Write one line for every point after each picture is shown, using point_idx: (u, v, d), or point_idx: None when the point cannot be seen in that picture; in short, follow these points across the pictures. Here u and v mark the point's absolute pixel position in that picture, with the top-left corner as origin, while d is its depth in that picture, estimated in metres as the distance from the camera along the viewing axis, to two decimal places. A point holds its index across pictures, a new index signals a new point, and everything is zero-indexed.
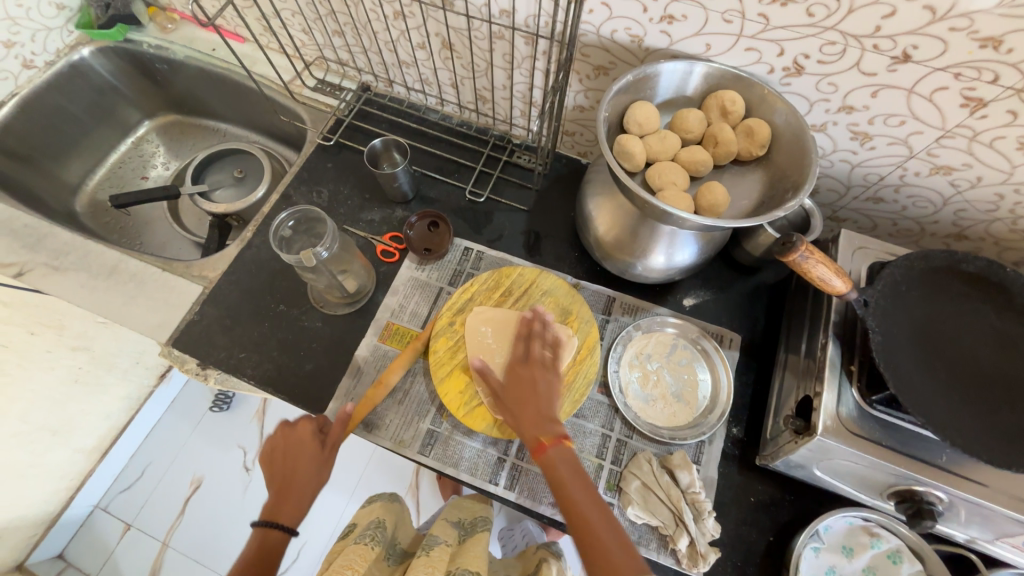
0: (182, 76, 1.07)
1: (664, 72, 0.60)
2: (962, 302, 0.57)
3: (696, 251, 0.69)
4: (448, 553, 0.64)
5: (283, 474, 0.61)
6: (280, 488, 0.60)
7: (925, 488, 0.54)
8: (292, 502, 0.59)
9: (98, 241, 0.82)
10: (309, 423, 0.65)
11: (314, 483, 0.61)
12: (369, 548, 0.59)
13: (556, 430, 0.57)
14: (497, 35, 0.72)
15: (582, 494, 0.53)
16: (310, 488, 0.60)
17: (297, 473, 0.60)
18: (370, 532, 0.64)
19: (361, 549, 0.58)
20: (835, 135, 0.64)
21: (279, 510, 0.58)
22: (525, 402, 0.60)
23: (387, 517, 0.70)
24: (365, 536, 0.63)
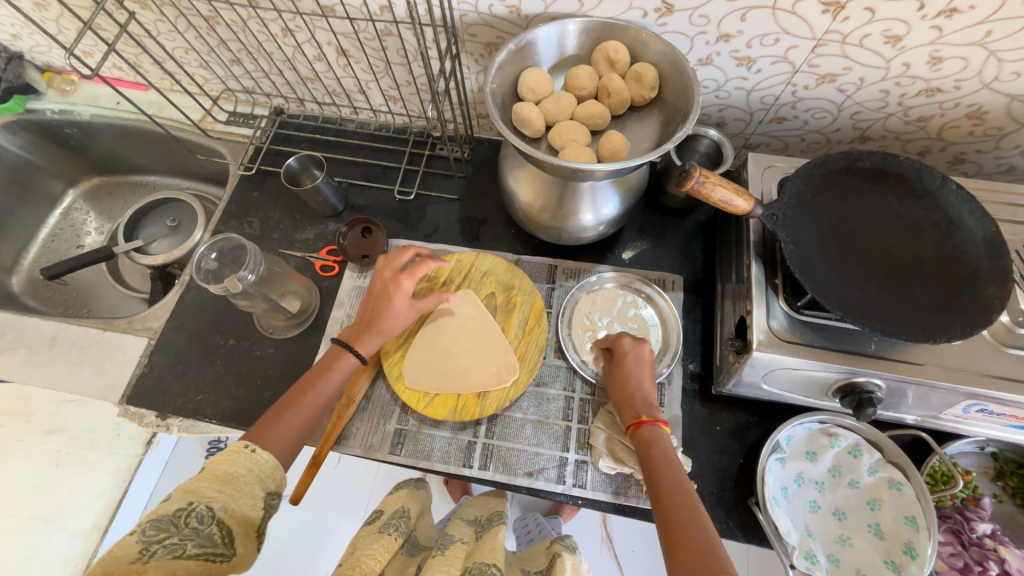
0: (94, 137, 1.06)
1: (545, 35, 0.61)
2: (866, 197, 0.59)
3: (618, 202, 0.71)
4: (465, 551, 0.66)
5: (370, 311, 0.65)
6: (368, 322, 0.64)
7: (864, 378, 0.56)
8: (373, 336, 0.64)
9: (34, 316, 0.81)
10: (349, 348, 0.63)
11: (391, 331, 0.65)
12: (393, 537, 0.63)
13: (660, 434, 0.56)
14: (385, 32, 0.72)
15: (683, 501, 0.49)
16: (386, 334, 0.65)
17: (387, 321, 0.64)
18: (394, 521, 0.67)
19: (384, 539, 0.62)
20: (722, 66, 0.66)
21: (365, 337, 0.64)
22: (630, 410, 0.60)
23: (412, 504, 0.73)
24: (390, 526, 0.65)
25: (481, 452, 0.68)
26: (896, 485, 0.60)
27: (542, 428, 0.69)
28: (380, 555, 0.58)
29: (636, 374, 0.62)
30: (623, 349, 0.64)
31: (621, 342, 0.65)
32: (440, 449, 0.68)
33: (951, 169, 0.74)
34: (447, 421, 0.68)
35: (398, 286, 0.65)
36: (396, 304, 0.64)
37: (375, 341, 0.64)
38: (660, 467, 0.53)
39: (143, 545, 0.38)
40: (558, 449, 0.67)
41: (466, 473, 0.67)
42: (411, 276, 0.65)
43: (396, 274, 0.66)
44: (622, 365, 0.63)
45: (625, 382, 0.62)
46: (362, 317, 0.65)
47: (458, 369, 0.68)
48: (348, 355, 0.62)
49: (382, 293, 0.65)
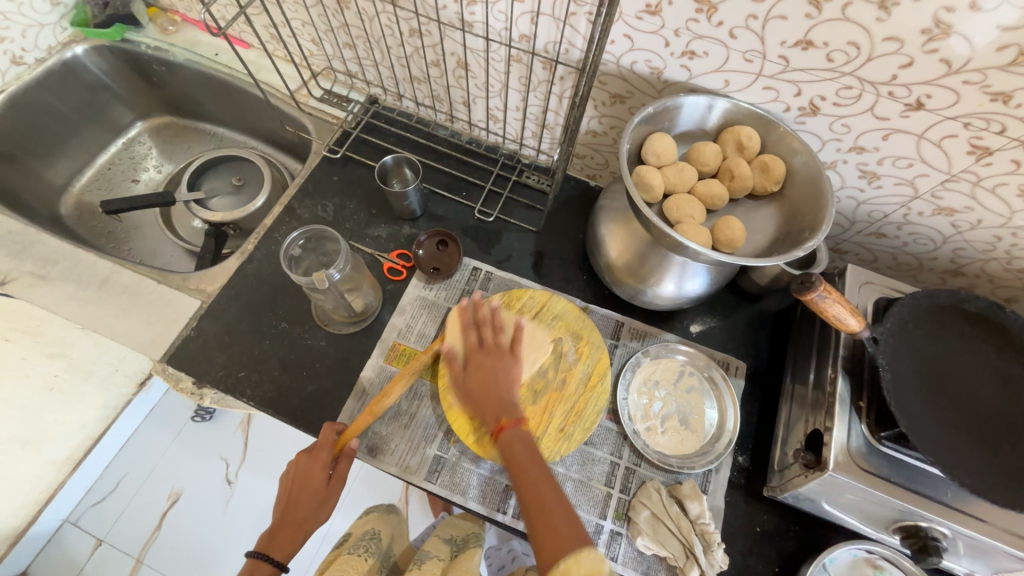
0: (180, 78, 1.04)
1: (684, 105, 0.61)
2: (964, 339, 0.59)
3: (707, 280, 0.70)
4: (439, 566, 0.62)
5: (294, 499, 0.60)
6: (285, 520, 0.59)
7: (929, 524, 0.55)
8: (290, 533, 0.59)
9: (89, 250, 0.79)
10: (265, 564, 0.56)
11: (310, 523, 0.60)
12: (362, 558, 0.58)
13: (515, 413, 0.63)
14: (515, 58, 0.72)
15: (535, 470, 0.58)
16: (307, 526, 0.60)
17: (301, 511, 0.59)
18: (363, 543, 0.62)
19: (354, 561, 0.57)
20: (844, 173, 0.66)
21: (279, 537, 0.58)
22: (486, 387, 0.65)
23: (382, 526, 0.68)
24: (359, 547, 0.61)
25: (517, 499, 0.66)
26: None
27: (583, 489, 0.67)
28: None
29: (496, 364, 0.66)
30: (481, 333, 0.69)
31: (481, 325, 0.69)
32: (476, 487, 0.66)
33: None
34: (491, 460, 0.66)
35: (314, 455, 0.62)
36: (316, 478, 0.61)
37: (292, 534, 0.59)
38: (522, 463, 0.59)
39: None
40: (595, 515, 0.66)
41: (499, 518, 0.65)
42: (326, 446, 0.63)
43: (300, 457, 0.62)
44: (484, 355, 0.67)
45: (487, 378, 0.65)
46: (284, 510, 0.60)
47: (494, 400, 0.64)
48: (264, 563, 0.56)
49: (301, 481, 0.61)
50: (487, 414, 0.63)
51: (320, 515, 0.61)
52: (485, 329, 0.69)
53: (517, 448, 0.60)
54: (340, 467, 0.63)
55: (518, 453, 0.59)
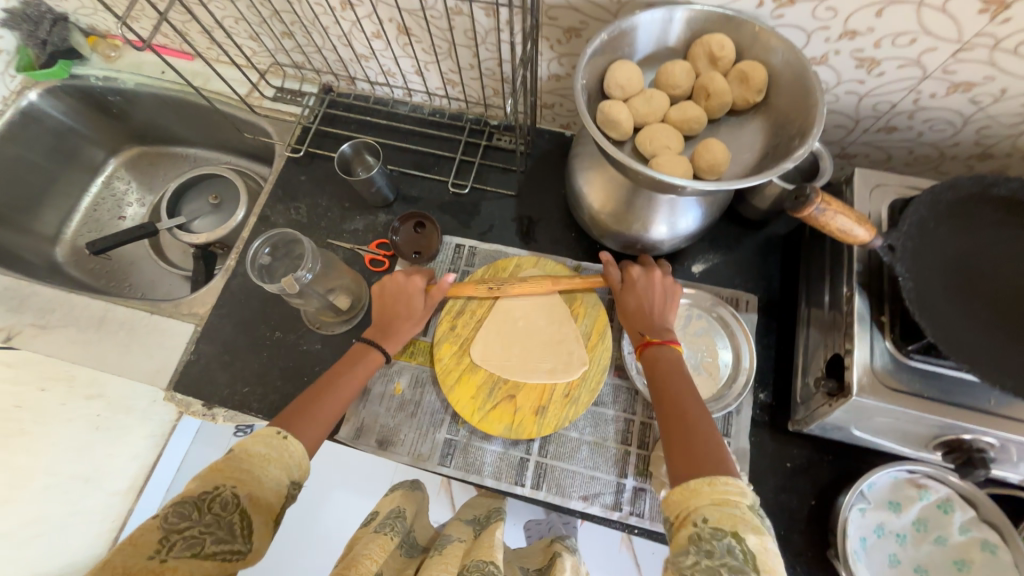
0: (138, 106, 1.02)
1: (641, 24, 0.54)
2: (997, 229, 0.52)
3: (700, 214, 0.64)
4: (461, 550, 0.54)
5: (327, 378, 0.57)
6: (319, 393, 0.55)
7: (973, 435, 0.50)
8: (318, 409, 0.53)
9: (83, 294, 0.80)
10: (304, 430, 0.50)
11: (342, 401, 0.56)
12: (388, 535, 0.51)
13: (669, 336, 0.58)
14: (454, 10, 0.66)
15: (693, 403, 0.51)
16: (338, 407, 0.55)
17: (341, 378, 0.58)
18: (389, 521, 0.54)
19: (378, 538, 0.50)
20: (838, 66, 0.58)
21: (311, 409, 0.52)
22: (637, 313, 0.61)
23: (410, 504, 0.59)
24: (385, 525, 0.53)
25: (534, 471, 0.65)
26: (990, 546, 0.55)
27: (599, 450, 0.65)
28: (377, 553, 0.47)
29: (645, 305, 0.62)
30: (631, 277, 0.64)
31: (630, 274, 0.64)
32: (491, 464, 0.66)
33: None
34: (500, 436, 0.64)
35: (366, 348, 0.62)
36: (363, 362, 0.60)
37: (317, 430, 0.51)
38: (674, 381, 0.54)
39: (162, 536, 0.35)
40: (615, 475, 0.64)
41: (518, 492, 0.64)
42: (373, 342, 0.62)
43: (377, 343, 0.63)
44: (631, 293, 0.63)
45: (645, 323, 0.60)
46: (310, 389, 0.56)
47: (521, 360, 0.66)
48: (302, 430, 0.50)
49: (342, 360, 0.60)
50: (634, 326, 0.61)
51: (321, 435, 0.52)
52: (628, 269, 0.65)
53: (672, 372, 0.55)
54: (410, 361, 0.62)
55: (675, 380, 0.54)
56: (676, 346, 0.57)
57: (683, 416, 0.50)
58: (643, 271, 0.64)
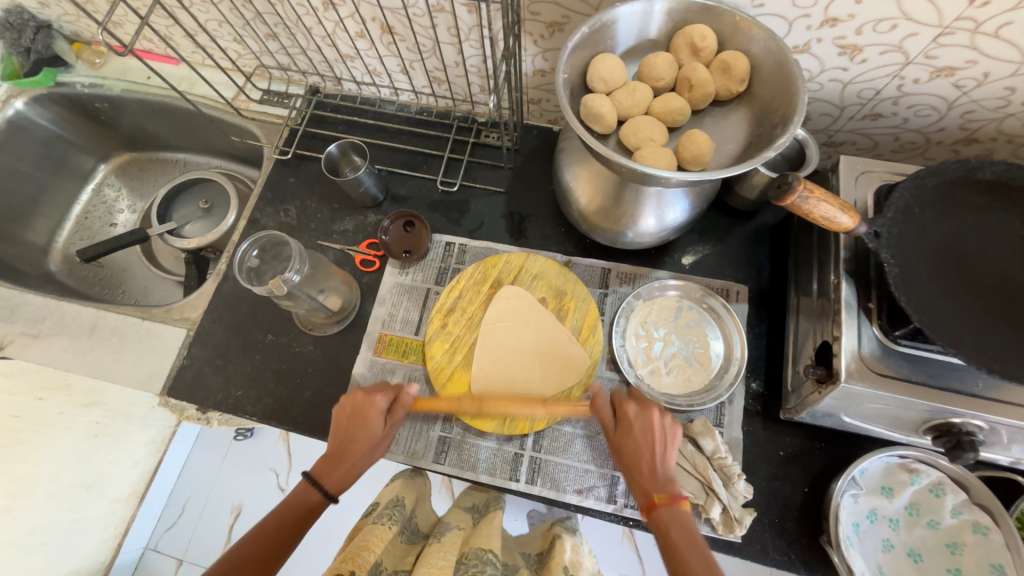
0: (126, 111, 1.02)
1: (623, 16, 0.54)
2: (982, 213, 0.52)
3: (688, 206, 0.64)
4: (461, 536, 0.57)
5: (342, 435, 0.59)
6: (337, 456, 0.58)
7: (962, 419, 0.50)
8: (341, 468, 0.58)
9: (74, 302, 0.80)
10: (314, 494, 0.56)
11: (362, 464, 0.59)
12: (387, 526, 0.53)
13: (670, 487, 0.53)
14: (436, 8, 0.66)
15: (685, 542, 0.48)
16: (357, 468, 0.59)
17: (356, 442, 0.59)
18: (388, 510, 0.56)
19: (379, 529, 0.52)
20: (821, 54, 0.58)
21: (333, 471, 0.57)
22: (632, 462, 0.55)
23: (410, 492, 0.61)
24: (384, 515, 0.55)
25: (528, 466, 0.65)
26: (982, 529, 0.55)
27: (593, 444, 0.66)
28: (377, 544, 0.50)
29: (640, 453, 0.55)
30: (624, 417, 0.57)
31: (623, 408, 0.58)
32: (485, 460, 0.66)
33: None
34: (493, 432, 0.65)
35: (371, 403, 0.60)
36: (370, 428, 0.59)
37: (341, 475, 0.57)
38: (673, 533, 0.50)
39: None
40: (609, 467, 0.64)
41: (512, 487, 0.64)
42: (383, 391, 0.62)
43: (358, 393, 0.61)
44: (625, 436, 0.56)
45: (636, 460, 0.55)
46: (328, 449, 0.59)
47: (546, 360, 0.66)
48: (314, 489, 0.56)
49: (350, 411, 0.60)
50: (635, 484, 0.54)
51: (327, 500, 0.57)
52: (627, 404, 0.58)
53: (672, 523, 0.50)
54: (394, 414, 0.61)
55: (673, 528, 0.50)
56: (684, 504, 0.51)
57: (681, 564, 0.47)
58: (635, 408, 0.57)
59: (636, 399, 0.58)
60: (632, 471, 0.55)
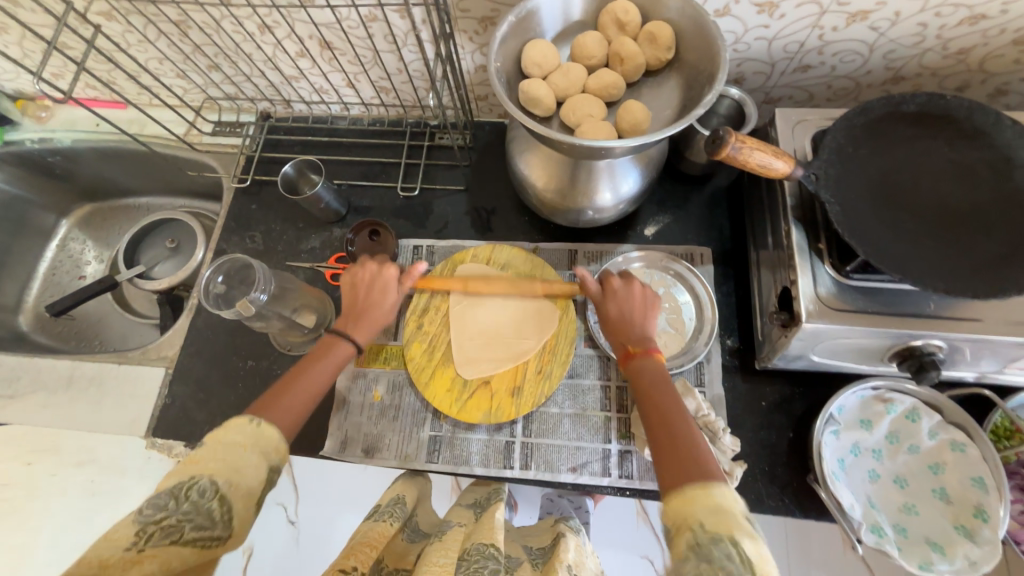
0: (80, 162, 1.01)
1: (546, 2, 0.56)
2: (912, 143, 0.54)
3: (639, 176, 0.66)
4: (463, 533, 0.55)
5: (359, 298, 0.62)
6: (353, 314, 0.60)
7: (922, 340, 0.52)
8: (355, 321, 0.60)
9: (48, 357, 0.79)
10: (348, 341, 0.58)
11: (384, 315, 0.61)
12: (388, 523, 0.52)
13: (648, 344, 0.55)
14: (369, 17, 0.67)
15: (683, 422, 0.45)
16: (374, 313, 0.61)
17: (375, 300, 0.61)
18: (389, 508, 0.56)
19: (379, 526, 0.52)
20: (741, 15, 0.60)
21: (357, 323, 0.60)
22: (617, 325, 0.57)
23: (409, 489, 0.61)
24: (384, 513, 0.54)
25: (521, 451, 0.66)
26: (959, 446, 0.56)
27: (581, 421, 0.66)
28: (376, 542, 0.49)
29: (624, 312, 0.58)
30: (610, 287, 0.60)
31: (609, 282, 0.60)
32: (478, 453, 0.66)
33: (992, 103, 0.69)
34: (482, 424, 0.65)
35: (386, 271, 0.63)
36: (384, 299, 0.61)
37: (366, 330, 0.60)
38: (666, 403, 0.48)
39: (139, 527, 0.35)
40: (600, 442, 0.65)
41: (508, 475, 0.65)
42: (411, 274, 0.64)
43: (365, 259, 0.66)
44: (609, 300, 0.59)
45: (621, 317, 0.57)
46: (345, 309, 0.61)
47: (524, 338, 0.67)
48: (342, 342, 0.57)
49: (353, 284, 0.63)
50: (616, 339, 0.57)
51: (351, 352, 0.58)
52: (608, 276, 0.61)
53: (656, 389, 0.50)
54: (405, 281, 0.63)
55: (660, 396, 0.49)
56: (659, 357, 0.53)
57: (679, 440, 0.43)
58: (619, 279, 0.60)
59: (607, 276, 0.61)
60: (614, 326, 0.58)
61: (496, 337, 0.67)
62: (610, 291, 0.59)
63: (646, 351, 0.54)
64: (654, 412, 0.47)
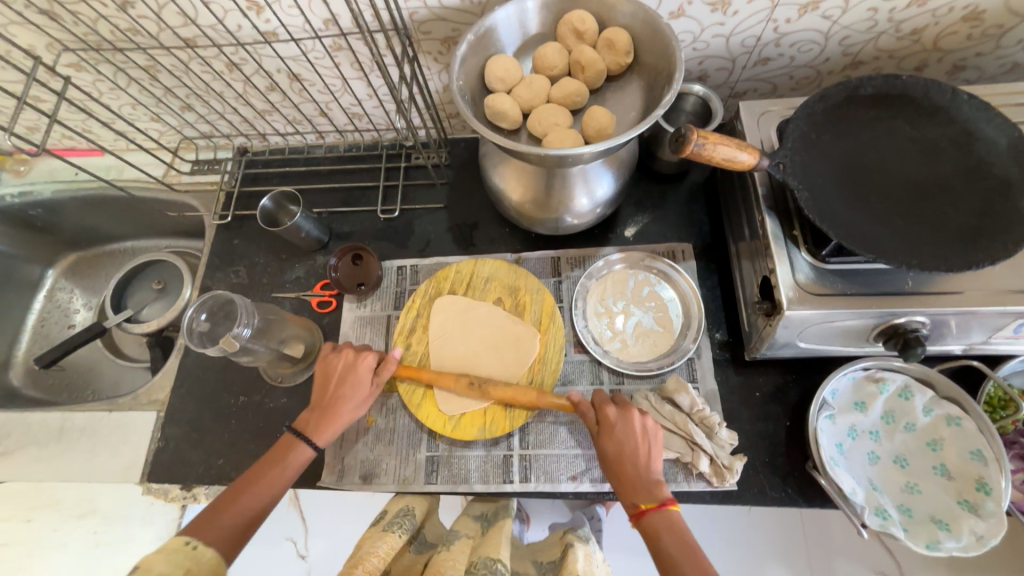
0: (62, 213, 1.02)
1: (503, 19, 0.57)
2: (874, 125, 0.55)
3: (613, 179, 0.67)
4: (470, 545, 0.57)
5: (325, 394, 0.60)
6: (319, 405, 0.60)
7: (905, 318, 0.53)
8: (333, 414, 0.59)
9: (39, 411, 0.79)
10: (301, 450, 0.57)
11: (348, 411, 0.60)
12: (396, 535, 0.55)
13: (658, 493, 0.50)
14: (334, 48, 0.68)
15: (676, 546, 0.47)
16: (334, 405, 0.59)
17: (343, 397, 0.60)
18: (398, 519, 0.58)
19: (389, 537, 0.55)
20: (696, 15, 0.62)
21: (319, 422, 0.58)
22: (621, 466, 0.53)
23: (420, 503, 0.63)
24: (394, 523, 0.57)
25: (520, 464, 0.65)
26: (955, 420, 0.56)
27: (578, 427, 0.66)
28: (385, 551, 0.52)
29: (624, 450, 0.53)
30: (605, 416, 0.55)
31: (603, 411, 0.56)
32: (477, 469, 0.65)
33: (952, 79, 0.70)
34: (478, 439, 0.65)
35: (363, 359, 0.61)
36: (352, 393, 0.60)
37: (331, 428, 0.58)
38: (670, 556, 0.47)
39: None
40: None
41: (509, 489, 0.64)
42: (391, 361, 0.63)
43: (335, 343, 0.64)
44: (609, 439, 0.54)
45: (620, 451, 0.53)
46: (314, 404, 0.60)
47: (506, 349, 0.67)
48: (302, 444, 0.57)
49: (325, 373, 0.62)
50: (621, 493, 0.52)
51: (308, 453, 0.58)
52: (602, 406, 0.56)
53: (665, 535, 0.49)
54: (382, 373, 0.61)
55: (669, 542, 0.48)
56: (673, 507, 0.50)
57: None
58: (613, 409, 0.56)
59: (598, 400, 0.57)
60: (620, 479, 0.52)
61: (482, 349, 0.68)
62: (607, 428, 0.55)
63: (662, 505, 0.50)
64: (663, 560, 0.47)
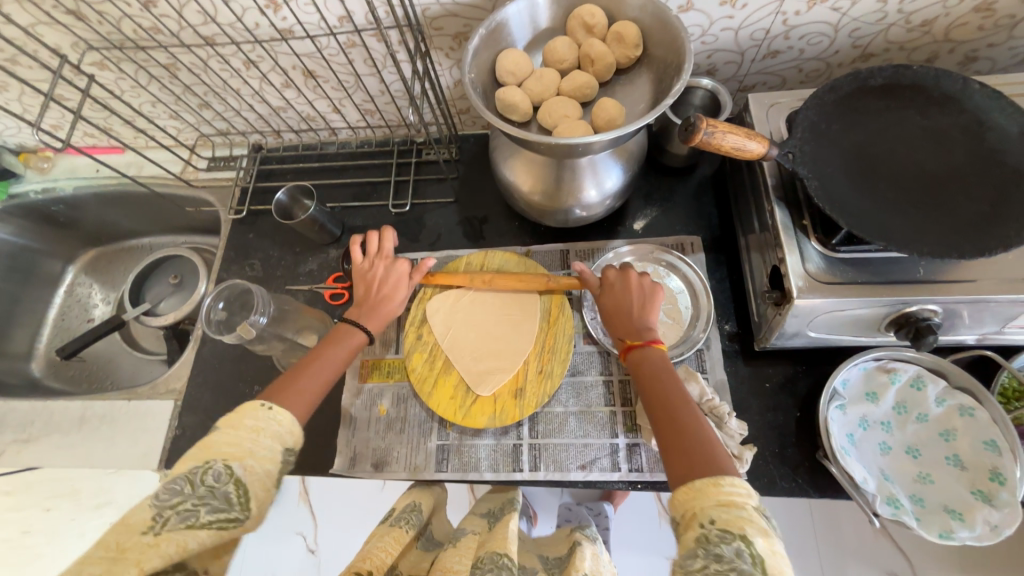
0: (83, 209, 1.04)
1: (514, 13, 0.58)
2: (884, 115, 0.56)
3: (621, 172, 0.67)
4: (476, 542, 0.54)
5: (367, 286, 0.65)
6: (361, 303, 0.64)
7: (916, 306, 0.52)
8: (371, 303, 0.64)
9: (61, 400, 0.81)
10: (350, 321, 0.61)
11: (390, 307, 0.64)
12: (403, 531, 0.52)
13: (651, 333, 0.57)
14: (348, 44, 0.70)
15: (677, 391, 0.51)
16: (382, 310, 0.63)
17: (386, 288, 0.65)
18: (404, 515, 0.55)
19: (395, 533, 0.51)
20: (704, 8, 0.62)
21: (365, 309, 0.63)
22: (615, 316, 0.59)
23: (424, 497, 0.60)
24: (400, 519, 0.54)
25: (529, 453, 0.66)
26: (968, 411, 0.56)
27: (587, 418, 0.66)
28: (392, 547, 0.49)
29: (622, 305, 0.59)
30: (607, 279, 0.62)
31: (608, 274, 0.62)
32: (487, 458, 0.66)
33: (964, 70, 0.70)
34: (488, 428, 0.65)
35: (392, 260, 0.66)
36: (393, 274, 0.65)
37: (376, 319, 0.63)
38: (667, 392, 0.50)
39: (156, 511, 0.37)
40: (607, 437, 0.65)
41: (518, 477, 0.65)
42: (419, 270, 0.66)
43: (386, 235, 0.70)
44: (609, 294, 0.60)
45: (617, 309, 0.59)
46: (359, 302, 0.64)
47: (511, 346, 0.67)
48: (360, 331, 0.61)
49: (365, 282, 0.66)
50: (616, 329, 0.59)
51: (363, 340, 0.61)
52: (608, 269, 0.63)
53: (664, 382, 0.52)
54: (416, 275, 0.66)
55: (666, 386, 0.51)
56: (661, 347, 0.56)
57: (678, 425, 0.47)
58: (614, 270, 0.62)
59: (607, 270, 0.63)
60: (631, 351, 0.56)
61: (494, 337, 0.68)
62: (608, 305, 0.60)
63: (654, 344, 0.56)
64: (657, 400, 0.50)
